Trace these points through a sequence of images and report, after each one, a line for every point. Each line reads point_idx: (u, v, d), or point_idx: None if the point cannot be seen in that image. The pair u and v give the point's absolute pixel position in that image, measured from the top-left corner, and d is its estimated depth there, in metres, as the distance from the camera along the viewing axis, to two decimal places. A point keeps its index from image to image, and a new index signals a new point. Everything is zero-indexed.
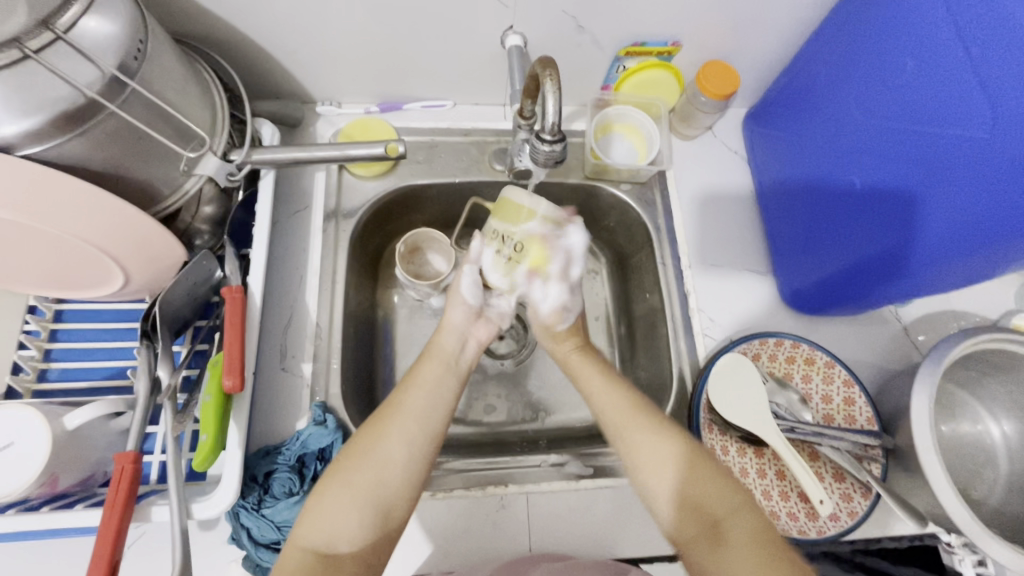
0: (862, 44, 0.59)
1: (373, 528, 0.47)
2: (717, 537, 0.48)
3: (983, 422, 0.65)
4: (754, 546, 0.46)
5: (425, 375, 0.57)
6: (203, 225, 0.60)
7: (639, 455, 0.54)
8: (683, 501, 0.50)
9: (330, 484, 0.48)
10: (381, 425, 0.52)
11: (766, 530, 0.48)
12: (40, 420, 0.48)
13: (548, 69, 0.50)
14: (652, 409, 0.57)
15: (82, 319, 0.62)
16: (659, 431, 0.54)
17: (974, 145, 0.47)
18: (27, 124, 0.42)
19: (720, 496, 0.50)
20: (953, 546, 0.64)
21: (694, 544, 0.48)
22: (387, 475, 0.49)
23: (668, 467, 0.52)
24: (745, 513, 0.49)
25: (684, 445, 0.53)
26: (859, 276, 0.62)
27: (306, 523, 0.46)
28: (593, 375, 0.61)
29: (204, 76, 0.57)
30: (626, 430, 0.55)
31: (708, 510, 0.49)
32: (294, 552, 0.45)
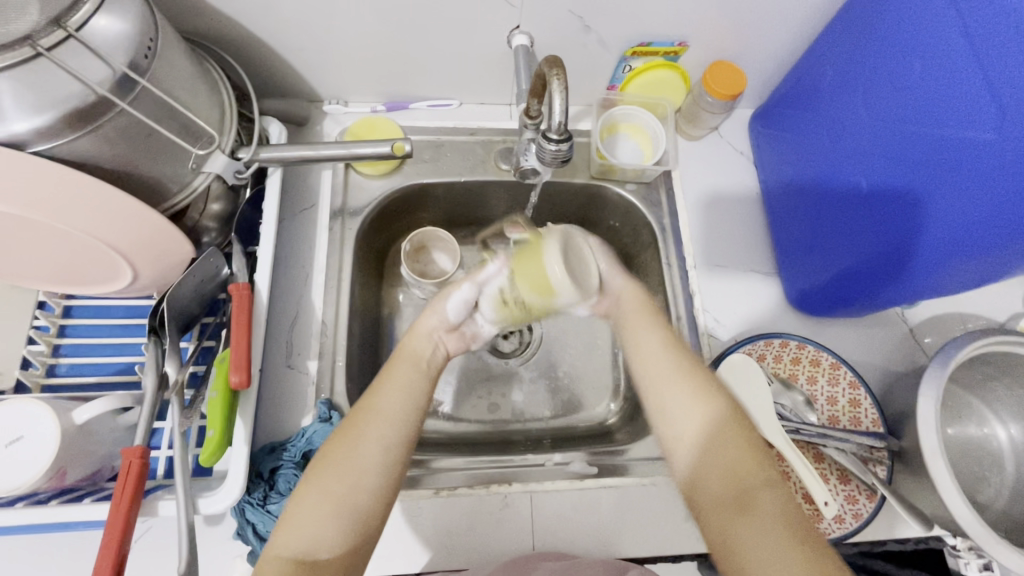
0: (868, 44, 0.59)
1: (352, 534, 0.45)
2: (742, 505, 0.46)
3: (989, 425, 0.65)
4: (781, 523, 0.45)
5: (397, 376, 0.54)
6: (211, 223, 0.61)
7: (677, 414, 0.52)
8: (714, 469, 0.49)
9: (306, 491, 0.46)
10: (354, 429, 0.49)
11: (797, 510, 0.46)
12: (49, 414, 0.49)
13: (555, 68, 0.50)
14: (698, 367, 0.55)
15: (90, 315, 0.62)
16: (697, 391, 0.53)
17: (981, 145, 0.46)
18: (38, 121, 0.43)
19: (752, 466, 0.48)
20: (958, 550, 0.64)
21: (715, 507, 0.48)
22: (364, 481, 0.46)
23: (701, 429, 0.51)
24: (777, 489, 0.47)
25: (723, 409, 0.52)
26: (865, 276, 0.62)
27: (283, 532, 0.44)
28: (638, 331, 0.59)
29: (213, 75, 0.58)
30: (664, 387, 0.54)
31: (738, 477, 0.48)
32: (270, 562, 0.43)
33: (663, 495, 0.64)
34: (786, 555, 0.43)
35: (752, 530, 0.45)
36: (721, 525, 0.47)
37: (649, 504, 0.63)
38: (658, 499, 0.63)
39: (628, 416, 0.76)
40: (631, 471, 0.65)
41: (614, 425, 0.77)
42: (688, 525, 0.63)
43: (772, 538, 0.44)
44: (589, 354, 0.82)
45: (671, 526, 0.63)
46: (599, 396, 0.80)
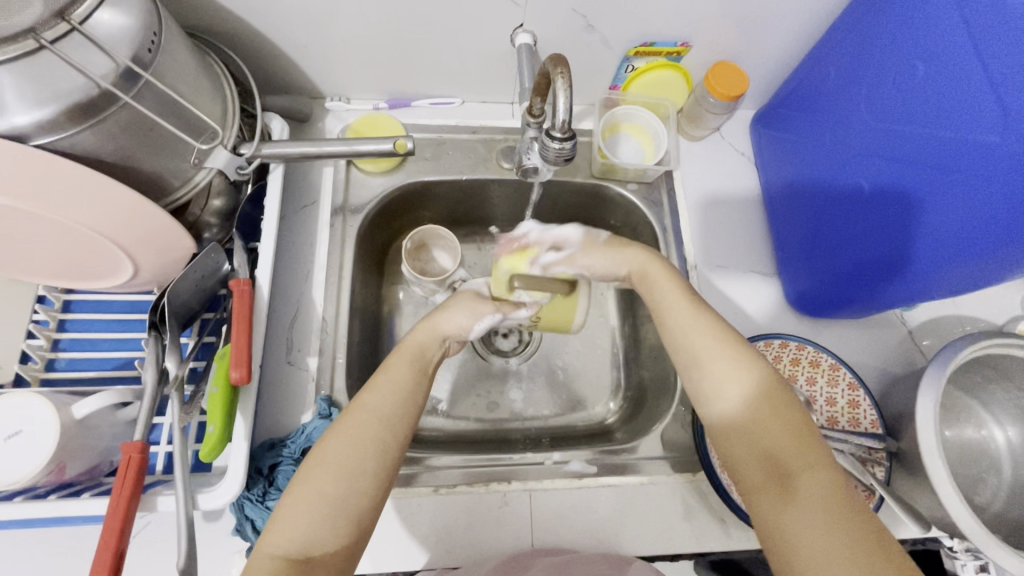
0: (872, 46, 0.59)
1: (346, 534, 0.45)
2: (785, 484, 0.47)
3: (987, 427, 0.65)
4: (825, 505, 0.45)
5: (394, 374, 0.53)
6: (212, 219, 0.61)
7: (720, 387, 0.52)
8: (757, 442, 0.49)
9: (300, 492, 0.45)
10: (347, 428, 0.48)
11: (844, 490, 0.45)
12: (48, 408, 0.49)
13: (560, 67, 0.50)
14: (741, 341, 0.54)
15: (90, 309, 0.62)
16: (741, 368, 0.52)
17: (985, 147, 0.46)
18: (40, 114, 0.42)
19: (794, 445, 0.48)
20: (956, 552, 0.64)
21: (759, 486, 0.48)
22: (358, 481, 0.46)
23: (744, 407, 0.51)
24: (823, 469, 0.46)
25: (768, 388, 0.51)
26: (866, 278, 0.62)
27: (276, 531, 0.44)
28: (678, 305, 0.57)
29: (215, 69, 0.58)
30: (705, 363, 0.53)
31: (780, 457, 0.48)
32: (263, 561, 0.42)
33: (662, 494, 0.64)
34: (831, 536, 0.43)
35: (795, 509, 0.45)
36: (767, 503, 0.47)
37: (647, 503, 0.63)
38: (657, 498, 0.64)
39: (627, 416, 0.76)
40: (629, 470, 0.65)
41: (614, 424, 0.77)
42: (686, 525, 0.63)
43: (818, 518, 0.44)
44: (588, 354, 0.82)
45: (669, 526, 0.63)
46: (598, 396, 0.80)
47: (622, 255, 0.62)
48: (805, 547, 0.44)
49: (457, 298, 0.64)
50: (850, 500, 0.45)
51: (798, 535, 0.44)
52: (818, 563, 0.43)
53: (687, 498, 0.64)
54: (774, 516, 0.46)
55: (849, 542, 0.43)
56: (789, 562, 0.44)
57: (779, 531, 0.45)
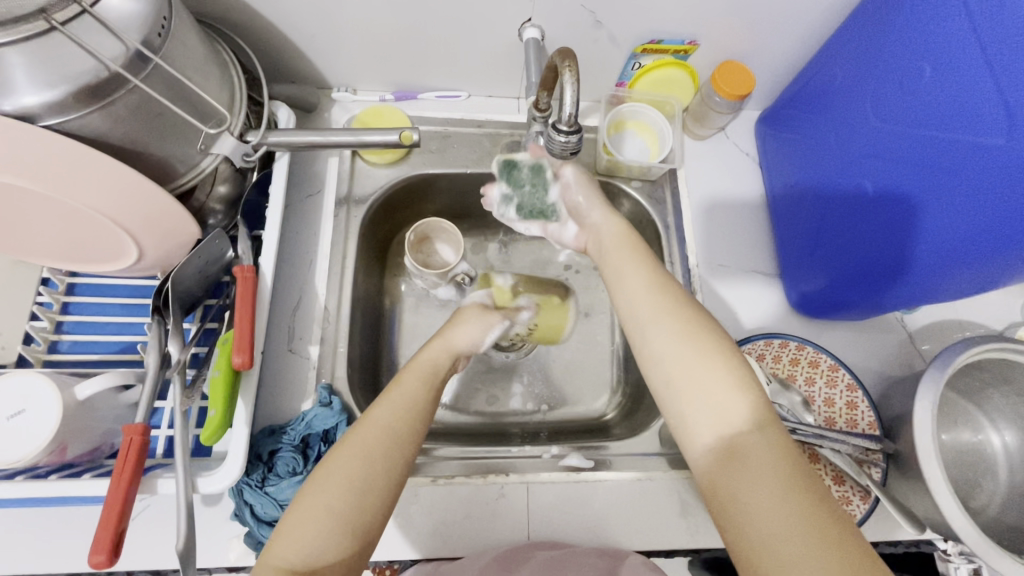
0: (880, 48, 0.59)
1: (351, 549, 0.43)
2: (731, 448, 0.43)
3: (983, 431, 0.65)
4: (771, 468, 0.42)
5: (404, 391, 0.52)
6: (217, 205, 0.61)
7: (663, 360, 0.49)
8: (703, 417, 0.46)
9: (307, 505, 0.44)
10: (358, 444, 0.47)
11: (789, 452, 0.43)
12: (51, 388, 0.49)
13: (567, 60, 0.50)
14: (686, 310, 0.51)
15: (94, 293, 0.62)
16: (692, 334, 0.49)
17: (989, 149, 0.47)
18: (49, 95, 0.43)
19: (742, 406, 0.45)
20: (949, 554, 0.64)
21: (704, 451, 0.45)
22: (367, 496, 0.45)
23: (695, 372, 0.47)
24: (769, 431, 0.44)
25: (721, 358, 0.47)
26: (869, 281, 0.62)
27: (283, 544, 0.43)
28: (630, 274, 0.54)
29: (223, 57, 0.58)
30: (652, 329, 0.50)
31: (727, 421, 0.45)
32: (269, 573, 0.41)
33: (658, 490, 0.64)
34: (775, 502, 0.40)
35: (740, 474, 0.42)
36: (712, 469, 0.44)
37: (643, 499, 0.64)
38: (653, 494, 0.64)
39: (626, 412, 0.76)
40: (625, 465, 0.65)
41: (612, 420, 0.78)
42: (682, 521, 0.63)
43: (763, 482, 0.41)
44: (587, 350, 0.82)
45: (665, 521, 0.63)
46: (597, 392, 0.80)
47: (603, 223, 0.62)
48: (752, 514, 0.41)
49: (467, 311, 0.66)
50: (796, 463, 0.42)
51: (742, 501, 0.41)
52: (763, 530, 0.40)
53: (683, 495, 0.64)
54: (719, 488, 0.43)
55: (796, 507, 0.40)
56: (734, 529, 0.41)
57: (725, 499, 0.42)
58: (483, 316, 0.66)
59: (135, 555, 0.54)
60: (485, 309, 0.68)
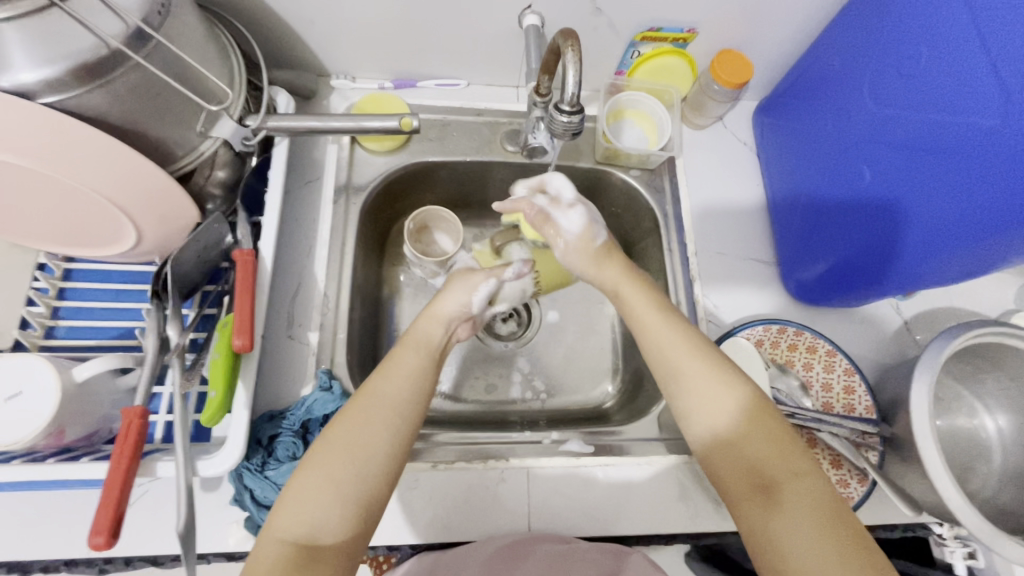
0: (876, 34, 0.60)
1: (354, 522, 0.44)
2: (772, 497, 0.46)
3: (978, 416, 0.66)
4: (812, 515, 0.44)
5: (401, 361, 0.53)
6: (216, 190, 0.60)
7: (693, 397, 0.51)
8: (738, 458, 0.48)
9: (308, 474, 0.45)
10: (358, 415, 0.48)
11: (830, 501, 0.45)
12: (49, 370, 0.48)
13: (570, 40, 0.51)
14: (714, 350, 0.53)
15: (91, 279, 0.62)
16: (729, 387, 0.51)
17: (985, 131, 0.47)
18: (46, 72, 0.42)
19: (778, 453, 0.47)
20: (945, 538, 0.66)
21: (744, 499, 0.47)
22: (368, 467, 0.46)
23: (736, 428, 0.49)
24: (808, 479, 0.46)
25: (750, 400, 0.50)
26: (864, 266, 0.63)
27: (283, 514, 0.43)
28: (653, 321, 0.56)
29: (223, 41, 0.57)
30: (683, 378, 0.52)
31: (766, 469, 0.47)
32: (271, 544, 0.42)
33: (658, 475, 0.64)
34: (819, 549, 0.43)
35: (782, 522, 0.45)
36: (750, 509, 0.47)
37: (642, 484, 0.64)
38: (653, 479, 0.64)
39: (626, 399, 0.77)
40: (624, 451, 0.65)
41: (612, 408, 0.78)
42: (682, 506, 0.64)
43: (805, 528, 0.44)
44: (587, 338, 0.83)
45: (664, 506, 0.63)
46: (596, 380, 0.80)
47: (599, 269, 0.62)
48: (797, 561, 0.43)
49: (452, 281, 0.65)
50: (834, 512, 0.44)
51: (786, 548, 0.44)
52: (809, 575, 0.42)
53: (683, 480, 0.64)
54: (758, 529, 0.46)
55: (838, 549, 0.42)
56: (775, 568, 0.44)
57: (767, 542, 0.45)
58: (465, 278, 0.64)
59: (134, 540, 0.54)
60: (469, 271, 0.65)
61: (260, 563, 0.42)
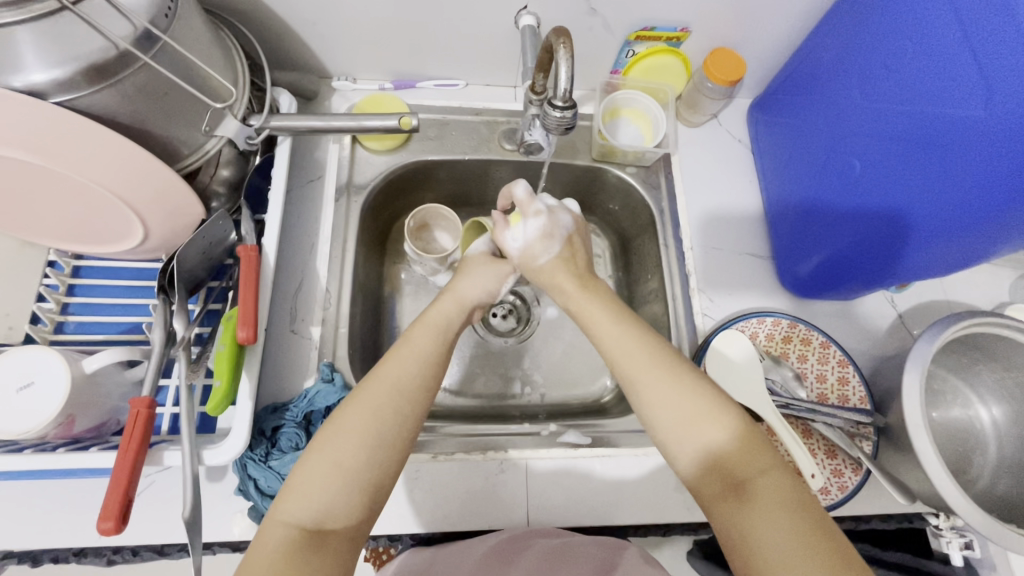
0: (863, 30, 0.61)
1: (361, 507, 0.46)
2: (742, 491, 0.47)
3: (973, 406, 0.66)
4: (780, 505, 0.45)
5: (414, 346, 0.54)
6: (220, 188, 0.62)
7: (657, 403, 0.52)
8: (709, 460, 0.49)
9: (317, 460, 0.46)
10: (366, 400, 0.49)
11: (792, 490, 0.46)
12: (60, 362, 0.50)
13: (562, 37, 0.52)
14: (671, 355, 0.55)
15: (99, 276, 0.64)
16: (687, 386, 0.52)
17: (969, 122, 0.48)
18: (58, 74, 0.44)
19: (746, 455, 0.48)
20: (941, 529, 0.65)
21: (718, 499, 0.48)
22: (376, 453, 0.47)
23: (698, 426, 0.50)
24: (772, 471, 0.47)
25: (715, 402, 0.51)
26: (858, 257, 0.64)
27: (290, 500, 0.45)
28: (608, 325, 0.57)
29: (227, 43, 0.59)
30: (643, 386, 0.53)
31: (732, 464, 0.48)
32: (276, 527, 0.44)
33: (655, 466, 0.65)
34: (789, 537, 0.44)
35: (754, 515, 0.46)
36: (722, 509, 0.47)
37: (639, 475, 0.65)
38: (650, 470, 0.65)
39: (623, 393, 0.78)
40: (621, 442, 0.66)
41: (610, 402, 0.79)
42: (679, 496, 0.64)
43: (775, 519, 0.45)
44: (585, 333, 0.84)
45: (661, 496, 0.64)
46: (594, 375, 0.81)
47: (557, 283, 0.63)
48: (769, 552, 0.44)
49: (473, 262, 0.66)
50: (804, 508, 0.46)
51: (759, 541, 0.45)
52: (783, 564, 0.43)
53: None
54: (734, 528, 0.46)
55: (806, 536, 0.44)
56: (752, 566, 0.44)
57: (743, 541, 0.45)
58: (491, 265, 0.65)
59: (141, 529, 0.55)
60: (494, 257, 0.67)
61: (266, 545, 0.43)
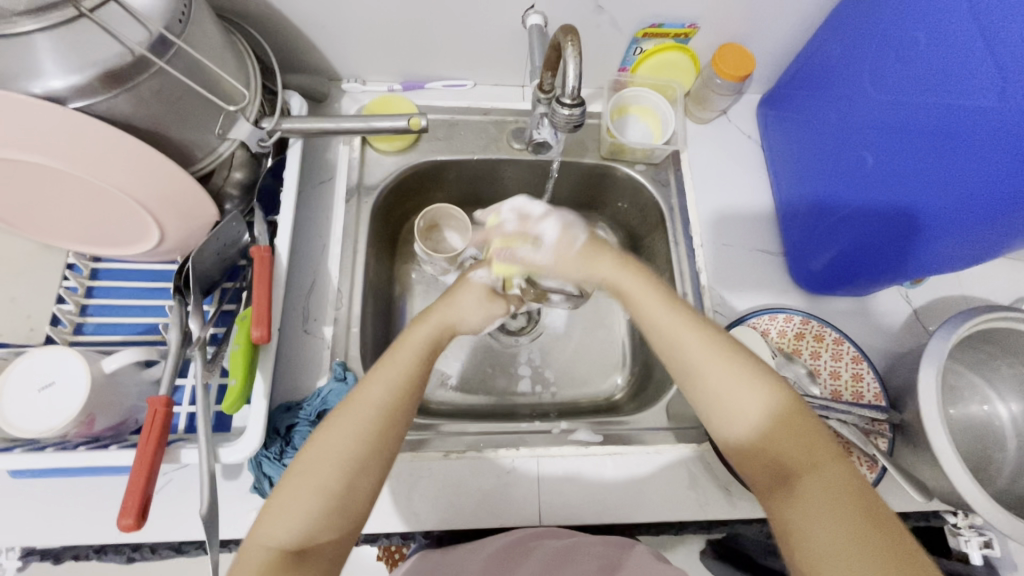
0: (876, 21, 0.60)
1: (342, 526, 0.47)
2: (797, 488, 0.47)
3: (990, 402, 0.65)
4: (840, 506, 0.45)
5: (395, 363, 0.53)
6: (234, 190, 0.63)
7: (712, 388, 0.52)
8: (766, 452, 0.49)
9: (296, 484, 0.46)
10: (347, 422, 0.49)
11: (850, 482, 0.46)
12: (80, 362, 0.51)
13: (570, 35, 0.52)
14: (723, 336, 0.54)
15: (117, 278, 0.65)
16: (744, 374, 0.51)
17: (983, 115, 0.48)
18: (77, 80, 0.45)
19: (798, 445, 0.48)
20: (959, 527, 0.65)
21: (772, 494, 0.48)
22: (358, 475, 0.47)
23: (748, 416, 0.50)
24: (834, 468, 0.46)
25: (769, 387, 0.50)
26: (870, 253, 0.63)
27: (271, 522, 0.45)
28: (662, 316, 0.57)
29: (239, 47, 0.60)
30: (698, 369, 0.53)
31: (783, 454, 0.48)
32: (257, 551, 0.44)
33: (667, 463, 0.65)
34: (841, 528, 0.43)
35: (804, 507, 0.45)
36: (780, 503, 0.47)
37: (651, 473, 0.65)
38: (661, 468, 0.65)
39: (634, 392, 0.78)
40: (633, 440, 0.66)
41: (621, 401, 0.79)
42: (692, 494, 0.64)
43: (832, 517, 0.44)
44: (596, 332, 0.84)
45: (674, 495, 0.64)
46: (605, 374, 0.81)
47: (591, 266, 0.63)
48: (827, 553, 0.43)
49: (468, 290, 0.64)
50: (865, 501, 0.45)
51: (810, 533, 0.44)
52: (835, 559, 0.43)
53: (692, 469, 0.65)
54: (789, 521, 0.46)
55: (869, 537, 0.43)
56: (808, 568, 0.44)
57: (799, 540, 0.45)
58: (487, 302, 0.64)
59: (160, 527, 0.56)
60: (491, 291, 0.66)
61: (248, 567, 0.44)
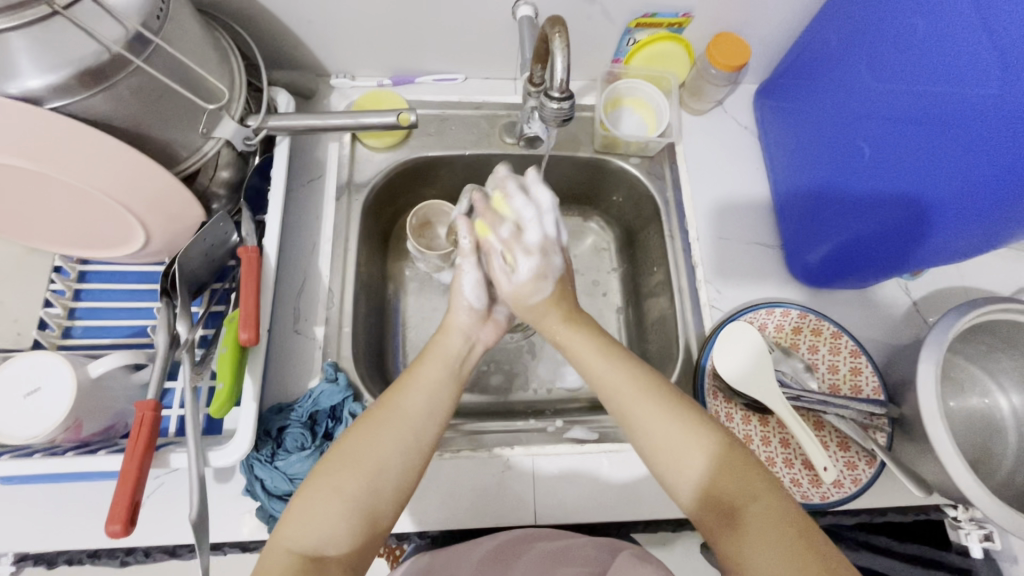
0: (875, 8, 0.59)
1: (363, 535, 0.45)
2: (732, 516, 0.45)
3: (991, 395, 0.64)
4: (773, 531, 0.43)
5: (426, 374, 0.54)
6: (220, 189, 0.62)
7: (637, 424, 0.51)
8: (699, 486, 0.47)
9: (318, 487, 0.46)
10: (378, 430, 0.49)
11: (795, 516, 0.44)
12: (66, 368, 0.50)
13: (557, 27, 0.51)
14: (640, 368, 0.54)
15: (105, 280, 0.64)
16: (668, 407, 0.51)
17: (981, 100, 0.47)
18: (52, 79, 0.44)
19: (727, 474, 0.47)
20: (959, 520, 0.63)
21: (711, 525, 0.46)
22: (380, 481, 0.47)
23: (677, 451, 0.49)
24: (764, 496, 0.45)
25: (692, 418, 0.50)
26: (868, 245, 0.62)
27: (292, 525, 0.44)
28: (587, 350, 0.57)
29: (222, 44, 0.59)
30: (626, 407, 0.52)
31: (723, 493, 0.46)
32: (280, 554, 0.43)
33: None
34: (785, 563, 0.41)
35: (744, 539, 0.44)
36: (720, 537, 0.46)
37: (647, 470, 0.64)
38: None
39: None
40: None
41: None
42: None
43: (769, 544, 0.43)
44: None
45: None
46: None
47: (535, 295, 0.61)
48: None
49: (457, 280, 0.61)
50: (797, 525, 0.44)
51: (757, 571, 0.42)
52: None
53: None
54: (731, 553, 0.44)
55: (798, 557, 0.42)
56: None
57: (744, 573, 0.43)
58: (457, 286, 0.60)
59: (153, 530, 0.56)
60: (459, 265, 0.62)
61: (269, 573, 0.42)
